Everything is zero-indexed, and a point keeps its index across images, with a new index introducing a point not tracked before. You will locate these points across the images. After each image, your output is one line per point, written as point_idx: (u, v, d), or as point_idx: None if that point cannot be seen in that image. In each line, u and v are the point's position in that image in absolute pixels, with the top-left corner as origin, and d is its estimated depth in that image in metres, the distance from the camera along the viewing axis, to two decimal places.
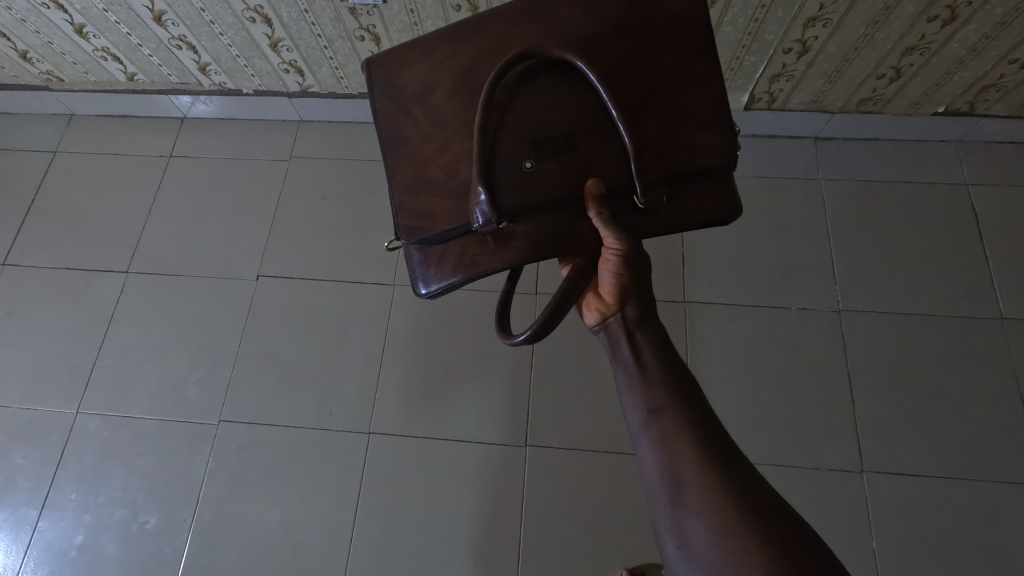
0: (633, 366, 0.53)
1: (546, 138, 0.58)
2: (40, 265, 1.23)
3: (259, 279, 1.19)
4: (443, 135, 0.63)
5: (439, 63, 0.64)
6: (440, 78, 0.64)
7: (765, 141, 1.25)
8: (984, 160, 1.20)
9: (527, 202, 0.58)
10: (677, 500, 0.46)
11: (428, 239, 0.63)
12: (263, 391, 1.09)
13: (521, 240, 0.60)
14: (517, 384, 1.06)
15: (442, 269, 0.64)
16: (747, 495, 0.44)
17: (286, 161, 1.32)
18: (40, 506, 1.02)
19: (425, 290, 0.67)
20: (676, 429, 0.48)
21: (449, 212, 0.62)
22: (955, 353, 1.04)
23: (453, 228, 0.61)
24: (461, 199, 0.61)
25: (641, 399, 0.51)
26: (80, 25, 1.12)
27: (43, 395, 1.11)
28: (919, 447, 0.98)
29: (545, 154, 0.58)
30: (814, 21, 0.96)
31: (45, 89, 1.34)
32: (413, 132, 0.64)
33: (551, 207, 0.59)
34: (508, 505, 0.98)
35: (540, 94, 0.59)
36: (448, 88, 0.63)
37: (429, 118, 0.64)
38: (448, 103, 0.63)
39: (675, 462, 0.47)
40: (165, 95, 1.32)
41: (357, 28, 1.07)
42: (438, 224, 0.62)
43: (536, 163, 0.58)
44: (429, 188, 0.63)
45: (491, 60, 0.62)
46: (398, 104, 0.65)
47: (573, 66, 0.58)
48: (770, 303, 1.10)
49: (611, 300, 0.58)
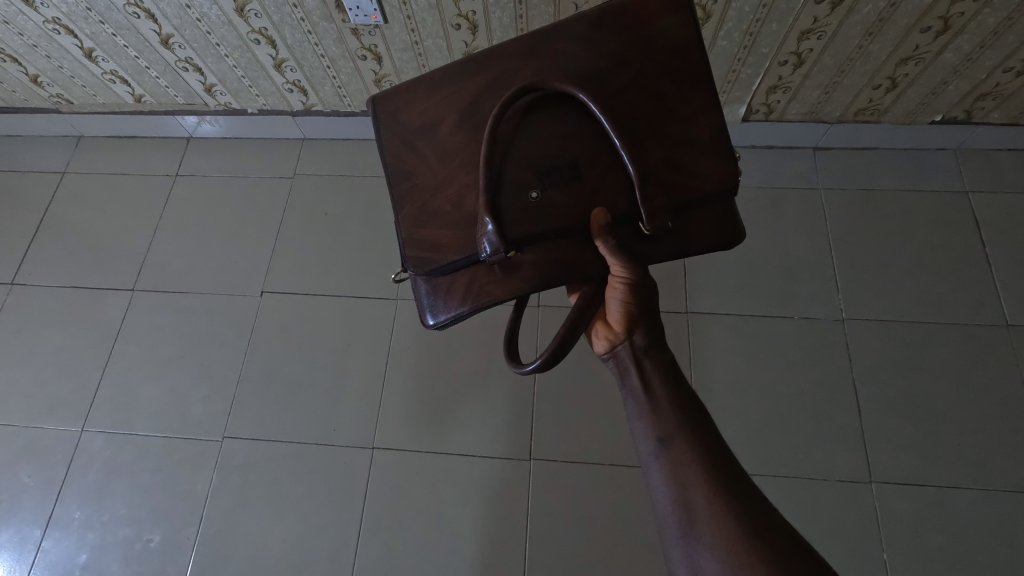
0: (642, 395, 0.54)
1: (551, 168, 0.59)
2: (48, 284, 1.24)
3: (263, 295, 1.20)
4: (449, 169, 0.64)
5: (443, 99, 0.65)
6: (445, 114, 0.65)
7: (763, 152, 1.26)
8: (983, 168, 1.20)
9: (533, 230, 0.58)
10: (689, 529, 0.46)
11: (437, 270, 0.64)
12: (267, 406, 1.09)
13: (528, 268, 0.60)
14: (521, 397, 1.06)
15: (450, 299, 0.65)
16: (759, 524, 0.44)
17: (290, 178, 1.33)
18: (43, 525, 1.02)
19: (433, 321, 0.67)
20: (686, 459, 0.49)
21: (457, 243, 0.63)
22: (962, 361, 1.03)
23: (461, 258, 0.62)
24: (468, 230, 0.62)
25: (651, 428, 0.52)
26: (90, 49, 1.15)
27: (49, 414, 1.11)
28: (929, 457, 0.97)
29: (550, 184, 0.59)
30: (809, 34, 0.98)
31: (54, 112, 1.36)
32: (419, 165, 0.66)
33: (558, 235, 0.59)
34: (513, 519, 0.97)
35: (544, 128, 0.60)
36: (453, 123, 0.64)
37: (435, 153, 0.65)
38: (453, 137, 0.64)
39: (686, 492, 0.47)
40: (172, 115, 1.35)
41: (359, 48, 1.09)
42: (446, 255, 0.63)
43: (542, 194, 0.59)
44: (436, 220, 0.64)
45: (493, 96, 0.63)
46: (404, 139, 0.67)
47: (575, 99, 0.59)
48: (773, 313, 1.10)
49: (619, 327, 0.58)
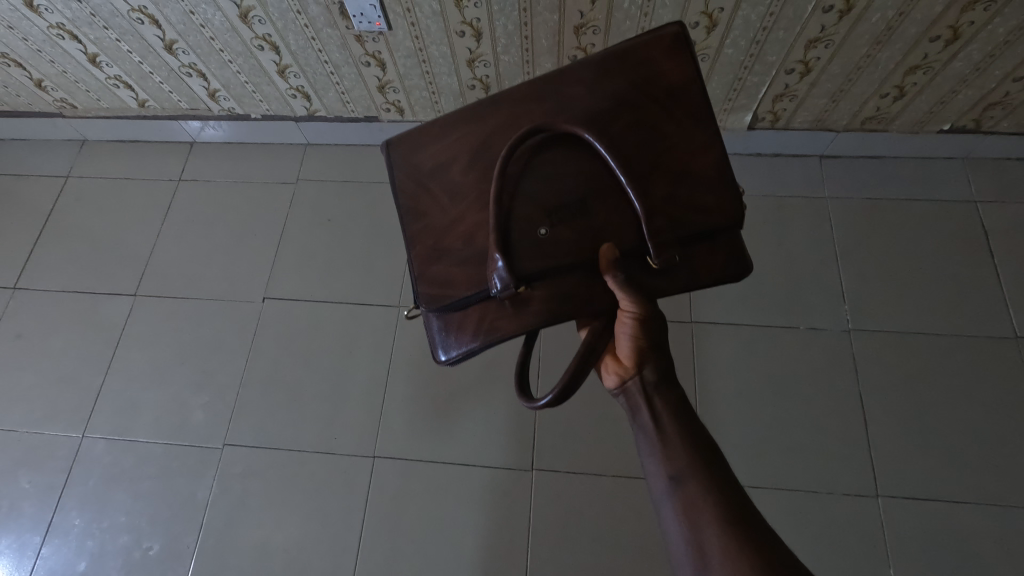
0: (652, 432, 0.53)
1: (560, 205, 0.58)
2: (51, 288, 1.24)
3: (265, 302, 1.19)
4: (460, 207, 0.63)
5: (453, 140, 0.65)
6: (454, 155, 0.65)
7: (769, 160, 1.25)
8: (991, 177, 1.19)
9: (544, 266, 0.58)
10: (702, 572, 0.45)
11: (448, 306, 0.63)
12: (269, 413, 1.08)
13: (538, 303, 0.60)
14: (523, 408, 1.05)
15: (462, 334, 0.64)
16: (771, 566, 0.43)
17: (293, 184, 1.33)
18: (43, 532, 1.02)
19: (444, 357, 0.66)
20: (699, 500, 0.48)
21: (470, 278, 0.62)
22: (970, 373, 1.02)
23: (472, 293, 0.61)
24: (479, 267, 0.61)
25: (664, 467, 0.51)
26: (93, 54, 1.15)
27: (50, 419, 1.11)
28: (937, 471, 0.95)
29: (559, 222, 0.58)
30: (816, 43, 0.97)
31: (58, 116, 1.36)
32: (430, 204, 0.65)
33: (567, 271, 0.59)
34: (514, 530, 0.96)
35: (553, 166, 0.59)
36: (463, 163, 0.64)
37: (446, 192, 0.65)
38: (464, 177, 0.63)
39: (700, 534, 0.47)
40: (176, 120, 1.35)
41: (363, 55, 1.09)
42: (457, 291, 0.62)
43: (551, 231, 0.58)
44: (447, 258, 0.63)
45: (503, 136, 0.62)
46: (416, 180, 0.67)
47: (582, 138, 0.59)
48: (778, 324, 1.09)
49: (629, 362, 0.57)
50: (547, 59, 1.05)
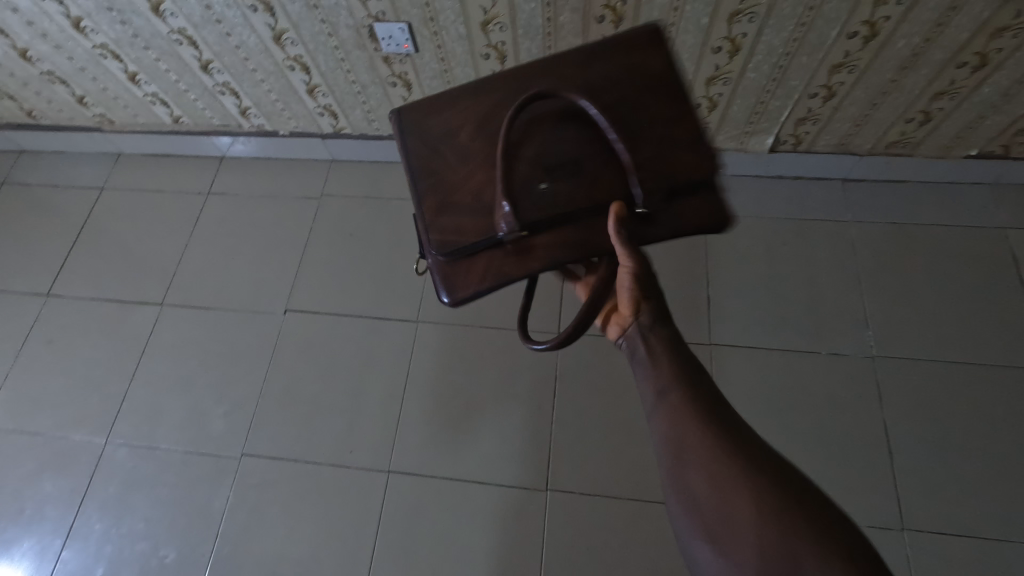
0: (645, 360, 0.55)
1: (565, 160, 0.60)
2: (83, 296, 1.28)
3: (286, 314, 1.21)
4: (466, 166, 0.64)
5: (465, 107, 0.67)
6: (466, 119, 0.66)
7: (790, 183, 1.24)
8: (1022, 203, 1.17)
9: (548, 212, 0.59)
10: (683, 471, 0.47)
11: (454, 251, 0.62)
12: (286, 424, 1.10)
13: (546, 248, 0.60)
14: (539, 426, 1.05)
15: (467, 278, 0.62)
16: (749, 466, 0.44)
17: (318, 199, 1.36)
18: (64, 535, 1.04)
19: (447, 300, 0.63)
20: (684, 408, 0.49)
21: (476, 225, 0.62)
22: (1001, 405, 0.99)
23: (480, 239, 0.61)
24: (488, 217, 0.61)
25: (653, 386, 0.53)
26: (133, 72, 1.20)
27: (75, 424, 1.14)
28: (966, 506, 0.92)
29: (559, 177, 0.59)
30: (840, 68, 0.97)
31: (97, 130, 1.42)
32: (439, 162, 0.66)
33: (569, 220, 0.59)
34: (527, 551, 0.95)
35: (551, 131, 0.61)
36: (474, 126, 0.65)
37: (456, 152, 0.65)
38: (475, 138, 0.65)
39: (682, 440, 0.48)
40: (207, 136, 1.39)
41: (389, 75, 1.12)
42: (465, 237, 0.61)
43: (551, 185, 0.59)
44: (455, 209, 0.63)
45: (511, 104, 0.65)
46: (426, 141, 0.67)
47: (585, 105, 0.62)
48: (799, 348, 1.07)
49: (628, 311, 0.59)
50: None
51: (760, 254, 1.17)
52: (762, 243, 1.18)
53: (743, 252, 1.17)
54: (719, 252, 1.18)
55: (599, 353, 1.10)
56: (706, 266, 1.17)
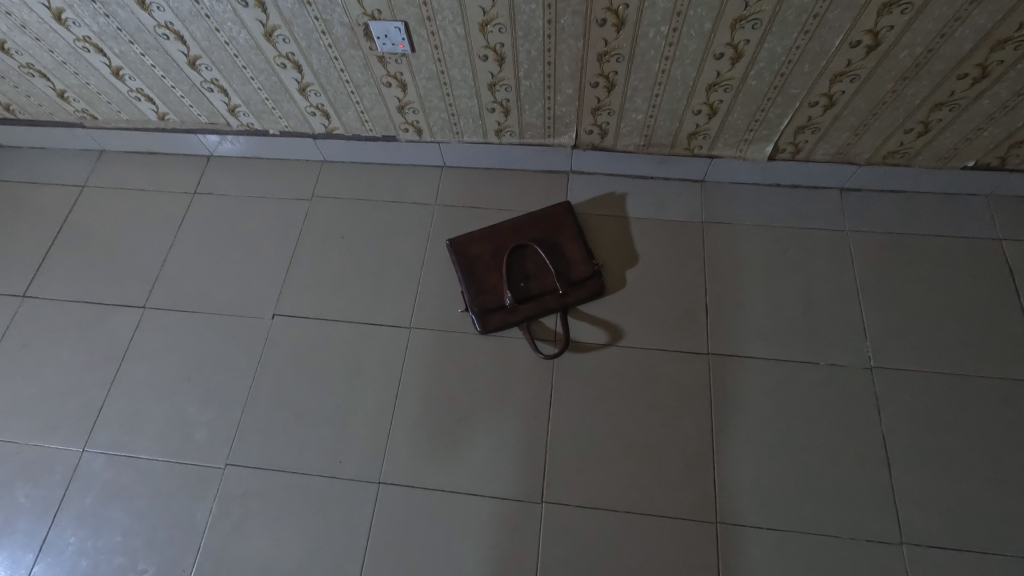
0: None
1: (538, 263, 1.14)
2: (60, 298, 1.23)
3: (274, 318, 1.18)
4: (481, 270, 1.14)
5: (485, 230, 1.18)
6: (486, 235, 1.17)
7: (788, 191, 1.24)
8: (1016, 215, 1.17)
9: (528, 295, 1.11)
10: None
11: (483, 307, 1.11)
12: (273, 433, 1.06)
13: (531, 307, 1.11)
14: (534, 437, 1.02)
15: (491, 319, 1.11)
16: None
17: (308, 200, 1.33)
18: (37, 549, 0.99)
19: (482, 330, 1.11)
20: None
21: (491, 304, 1.11)
22: (998, 417, 0.98)
23: (496, 302, 1.11)
24: (500, 290, 1.12)
25: None
26: (117, 67, 1.16)
27: (50, 432, 1.09)
28: (964, 519, 0.92)
29: (530, 280, 1.13)
30: (841, 77, 0.96)
31: (78, 126, 1.37)
32: (472, 258, 1.16)
33: (542, 295, 1.11)
34: (522, 565, 0.93)
35: (521, 254, 1.15)
36: (490, 240, 1.17)
37: (481, 251, 1.16)
38: (491, 247, 1.16)
39: None
40: (194, 134, 1.35)
41: (384, 75, 1.09)
42: (489, 299, 1.12)
43: (526, 284, 1.13)
44: (481, 284, 1.13)
45: (510, 230, 1.18)
46: (464, 245, 1.17)
47: (547, 236, 1.17)
48: (798, 358, 1.06)
49: None
50: (569, 85, 1.05)
51: (758, 263, 1.16)
52: (760, 252, 1.17)
53: (741, 260, 1.16)
54: (717, 261, 1.17)
55: (596, 363, 1.08)
56: (704, 274, 1.15)
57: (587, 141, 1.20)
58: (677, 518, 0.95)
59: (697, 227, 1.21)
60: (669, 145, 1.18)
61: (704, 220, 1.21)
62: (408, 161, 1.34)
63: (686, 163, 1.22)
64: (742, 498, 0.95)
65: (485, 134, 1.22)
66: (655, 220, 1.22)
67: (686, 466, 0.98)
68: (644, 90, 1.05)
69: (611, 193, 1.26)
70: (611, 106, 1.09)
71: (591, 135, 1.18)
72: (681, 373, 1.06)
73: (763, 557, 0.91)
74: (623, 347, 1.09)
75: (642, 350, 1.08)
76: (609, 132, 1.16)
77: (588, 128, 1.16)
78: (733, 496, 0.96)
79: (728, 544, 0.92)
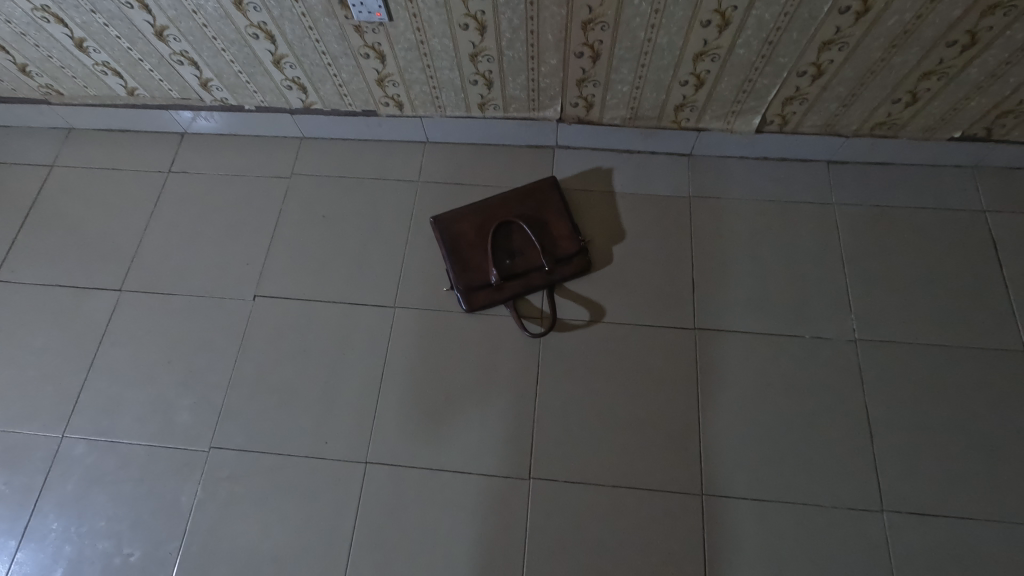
0: None
1: (524, 239, 1.13)
2: (33, 282, 1.19)
3: (256, 299, 1.15)
4: (466, 247, 1.12)
5: (469, 207, 1.16)
6: (470, 212, 1.15)
7: (775, 164, 1.22)
8: (1000, 186, 1.17)
9: (514, 272, 1.10)
10: None
11: (469, 284, 1.09)
12: (257, 415, 1.05)
13: (517, 284, 1.09)
14: (521, 414, 1.02)
15: (477, 296, 1.09)
16: None
17: (287, 178, 1.29)
18: (19, 536, 0.98)
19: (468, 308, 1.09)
20: None
21: (477, 281, 1.10)
22: (979, 386, 1.00)
23: (482, 279, 1.09)
24: (485, 267, 1.10)
25: None
26: (80, 39, 1.11)
27: (28, 418, 1.07)
28: (942, 485, 0.94)
29: (516, 257, 1.11)
30: (830, 45, 0.94)
31: (43, 103, 1.31)
32: (457, 235, 1.13)
33: (528, 271, 1.10)
34: (510, 540, 0.94)
35: (506, 231, 1.13)
36: (474, 217, 1.15)
37: (465, 228, 1.14)
38: (476, 223, 1.14)
39: None
40: (166, 110, 1.30)
41: (362, 46, 1.05)
42: (474, 277, 1.10)
43: (511, 261, 1.11)
44: (467, 262, 1.11)
45: (495, 207, 1.15)
46: (448, 222, 1.14)
47: (532, 212, 1.15)
48: (783, 332, 1.06)
49: None
50: (553, 56, 1.02)
51: (745, 237, 1.15)
52: (747, 226, 1.16)
53: (728, 235, 1.16)
54: (704, 235, 1.16)
55: (583, 339, 1.07)
56: (691, 249, 1.15)
57: (572, 114, 1.17)
58: (663, 490, 0.95)
59: (684, 202, 1.19)
60: (656, 118, 1.16)
61: (691, 194, 1.20)
62: (390, 136, 1.30)
63: (673, 136, 1.20)
64: (727, 470, 0.96)
65: (468, 108, 1.19)
66: (642, 195, 1.20)
67: (672, 440, 0.99)
68: (630, 60, 1.02)
69: (597, 167, 1.24)
70: (596, 77, 1.07)
71: (576, 108, 1.15)
72: (668, 348, 1.06)
73: (747, 527, 0.92)
74: (610, 323, 1.09)
75: (629, 326, 1.08)
76: (595, 104, 1.14)
77: (573, 101, 1.13)
78: (719, 468, 0.96)
79: (713, 515, 0.94)
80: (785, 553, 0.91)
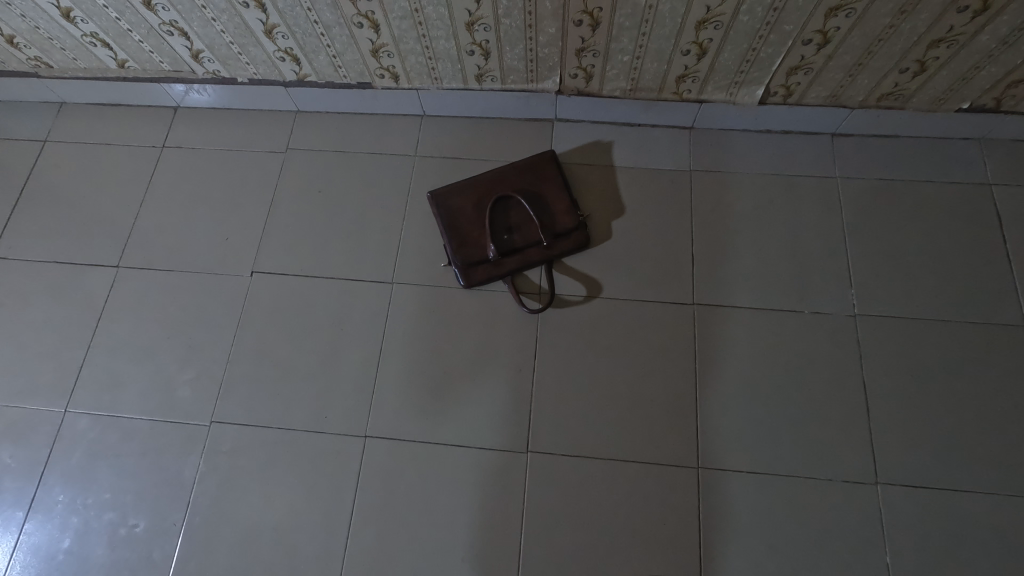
0: None
1: (522, 216, 1.11)
2: (29, 259, 1.19)
3: (253, 275, 1.15)
4: (464, 223, 1.11)
5: (467, 182, 1.14)
6: (469, 188, 1.14)
7: (778, 137, 1.20)
8: (1007, 159, 1.15)
9: (513, 248, 1.09)
10: None
11: (467, 259, 1.08)
12: (256, 390, 1.05)
13: (515, 259, 1.09)
14: (519, 390, 1.02)
15: (475, 272, 1.08)
16: None
17: (283, 152, 1.27)
18: (26, 507, 1.00)
19: (466, 284, 1.09)
20: None
21: (475, 257, 1.09)
22: (976, 361, 1.00)
23: (480, 255, 1.09)
24: (483, 243, 1.09)
25: None
26: (67, 8, 1.08)
27: (29, 394, 1.07)
28: (937, 459, 0.94)
29: (514, 232, 1.10)
30: (837, 11, 0.91)
31: (33, 76, 1.29)
32: (455, 211, 1.12)
33: (526, 247, 1.09)
34: (509, 512, 0.95)
35: (503, 207, 1.12)
36: (472, 192, 1.13)
37: (464, 204, 1.13)
38: (473, 199, 1.13)
39: None
40: (159, 84, 1.27)
41: (355, 15, 1.02)
42: (473, 253, 1.09)
43: (509, 236, 1.10)
44: (465, 238, 1.10)
45: (494, 182, 1.14)
46: (446, 198, 1.13)
47: (531, 187, 1.13)
48: (782, 307, 1.06)
49: None
50: (551, 24, 1.00)
51: (746, 211, 1.14)
52: (748, 201, 1.15)
53: (729, 210, 1.14)
54: (704, 210, 1.14)
55: (581, 315, 1.07)
56: (692, 224, 1.13)
57: (571, 86, 1.15)
58: (660, 465, 0.96)
59: (685, 176, 1.17)
60: (657, 89, 1.13)
61: (692, 168, 1.18)
62: (385, 110, 1.28)
63: (674, 109, 1.18)
64: (723, 444, 0.97)
65: (465, 80, 1.17)
66: (641, 170, 1.19)
67: (669, 415, 0.99)
68: (631, 29, 0.99)
69: (597, 141, 1.22)
70: (596, 46, 1.04)
71: (576, 79, 1.13)
72: (666, 324, 1.05)
73: (742, 500, 0.94)
74: (607, 299, 1.08)
75: (627, 302, 1.07)
76: (595, 75, 1.11)
77: (572, 72, 1.11)
78: (715, 442, 0.97)
79: (708, 488, 0.95)
80: (778, 525, 0.92)
